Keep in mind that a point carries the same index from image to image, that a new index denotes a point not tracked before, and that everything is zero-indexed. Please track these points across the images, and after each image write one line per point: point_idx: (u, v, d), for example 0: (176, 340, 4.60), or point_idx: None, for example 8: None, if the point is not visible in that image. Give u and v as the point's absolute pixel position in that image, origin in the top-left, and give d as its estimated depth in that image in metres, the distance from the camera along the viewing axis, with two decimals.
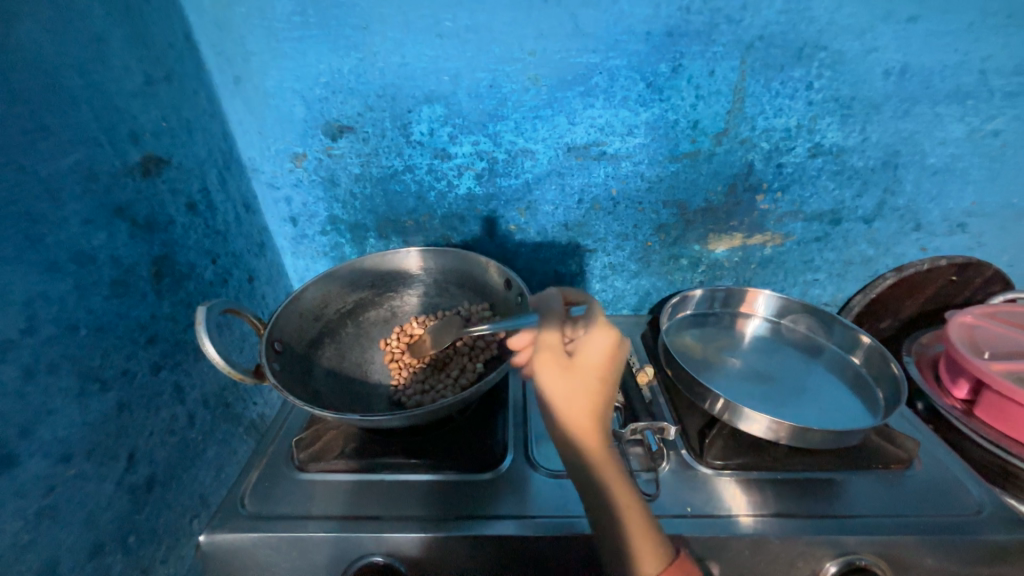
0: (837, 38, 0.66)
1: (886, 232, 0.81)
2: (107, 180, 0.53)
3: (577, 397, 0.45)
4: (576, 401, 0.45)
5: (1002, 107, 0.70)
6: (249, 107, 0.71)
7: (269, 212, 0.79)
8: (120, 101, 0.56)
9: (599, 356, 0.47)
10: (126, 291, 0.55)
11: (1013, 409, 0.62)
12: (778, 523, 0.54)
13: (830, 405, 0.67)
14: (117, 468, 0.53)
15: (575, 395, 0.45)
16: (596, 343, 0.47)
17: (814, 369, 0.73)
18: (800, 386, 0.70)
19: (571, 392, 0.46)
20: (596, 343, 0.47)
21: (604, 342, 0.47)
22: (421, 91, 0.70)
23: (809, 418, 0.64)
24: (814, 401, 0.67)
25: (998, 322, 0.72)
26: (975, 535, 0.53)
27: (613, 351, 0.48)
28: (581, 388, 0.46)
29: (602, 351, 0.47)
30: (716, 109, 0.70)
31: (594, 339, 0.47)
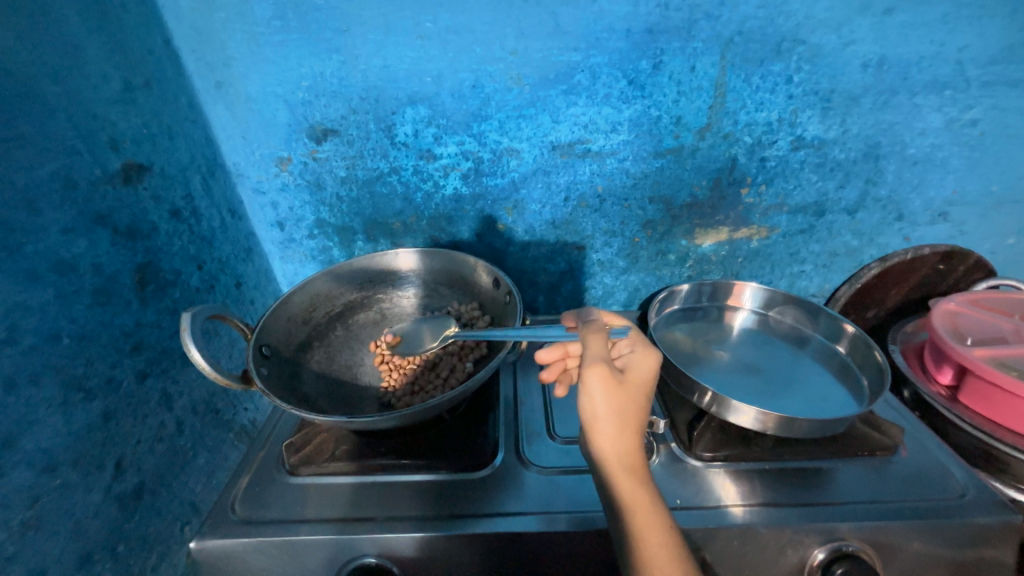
0: (815, 31, 0.66)
1: (869, 223, 0.82)
2: (88, 188, 0.53)
3: (626, 410, 0.45)
4: (626, 415, 0.45)
5: (978, 97, 0.71)
6: (231, 112, 0.71)
7: (255, 217, 0.79)
8: (98, 109, 0.56)
9: (648, 375, 0.47)
10: (109, 299, 0.54)
11: (997, 393, 0.63)
12: (766, 512, 0.55)
13: (818, 394, 0.68)
14: (104, 477, 0.53)
15: (625, 408, 0.45)
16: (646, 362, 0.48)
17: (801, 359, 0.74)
18: (788, 376, 0.70)
19: (622, 405, 0.45)
20: (644, 362, 0.48)
21: (653, 363, 0.48)
22: (405, 92, 0.70)
23: (798, 407, 0.65)
24: (802, 390, 0.68)
25: (981, 308, 0.73)
26: (960, 518, 0.53)
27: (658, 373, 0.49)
28: (630, 402, 0.46)
29: (651, 371, 0.48)
30: (698, 105, 0.71)
31: (644, 359, 0.48)
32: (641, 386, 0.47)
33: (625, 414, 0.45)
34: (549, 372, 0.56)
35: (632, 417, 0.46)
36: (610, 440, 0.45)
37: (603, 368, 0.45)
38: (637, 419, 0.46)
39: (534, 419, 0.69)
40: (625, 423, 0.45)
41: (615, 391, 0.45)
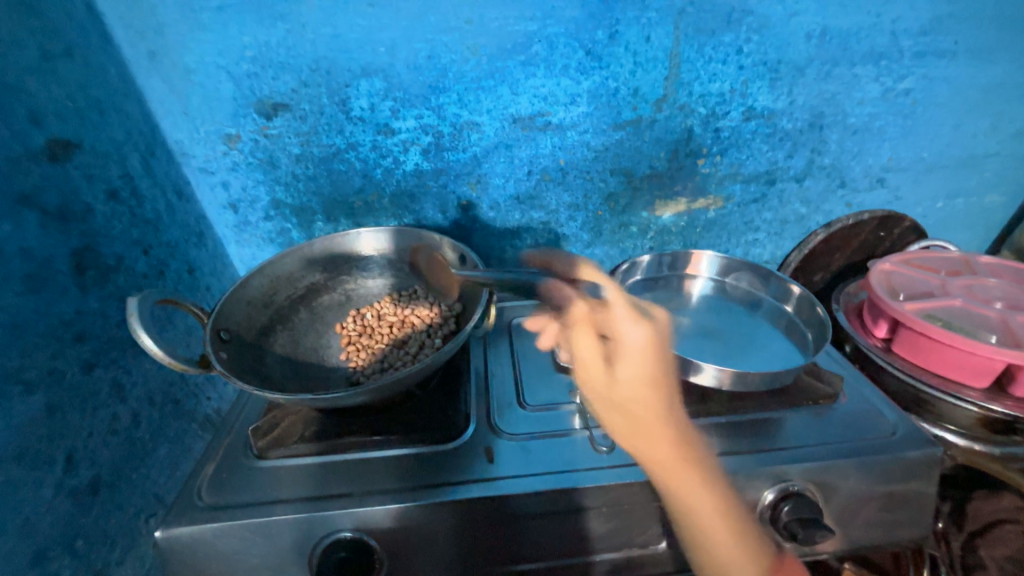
0: (762, 2, 0.68)
1: (816, 191, 0.86)
2: (8, 166, 0.49)
3: (659, 361, 0.59)
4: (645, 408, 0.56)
5: (911, 67, 0.76)
6: (169, 85, 0.67)
7: (205, 198, 0.75)
8: (13, 79, 0.51)
9: (651, 338, 0.61)
10: (43, 286, 0.51)
11: (923, 342, 0.69)
12: (721, 460, 0.59)
13: (637, 321, 0.62)
14: (55, 472, 0.50)
15: (642, 355, 0.59)
16: (634, 330, 0.60)
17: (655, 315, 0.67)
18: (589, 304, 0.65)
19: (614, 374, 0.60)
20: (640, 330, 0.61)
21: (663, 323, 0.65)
22: (358, 64, 0.67)
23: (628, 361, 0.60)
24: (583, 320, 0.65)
25: (912, 267, 0.79)
26: (891, 453, 0.59)
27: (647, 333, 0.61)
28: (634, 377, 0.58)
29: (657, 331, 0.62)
30: (654, 76, 0.72)
31: (633, 331, 0.60)
32: (645, 352, 0.59)
33: (656, 359, 0.60)
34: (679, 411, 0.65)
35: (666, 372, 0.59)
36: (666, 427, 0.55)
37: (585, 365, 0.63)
38: (658, 378, 0.58)
39: (505, 391, 0.70)
40: (649, 373, 0.59)
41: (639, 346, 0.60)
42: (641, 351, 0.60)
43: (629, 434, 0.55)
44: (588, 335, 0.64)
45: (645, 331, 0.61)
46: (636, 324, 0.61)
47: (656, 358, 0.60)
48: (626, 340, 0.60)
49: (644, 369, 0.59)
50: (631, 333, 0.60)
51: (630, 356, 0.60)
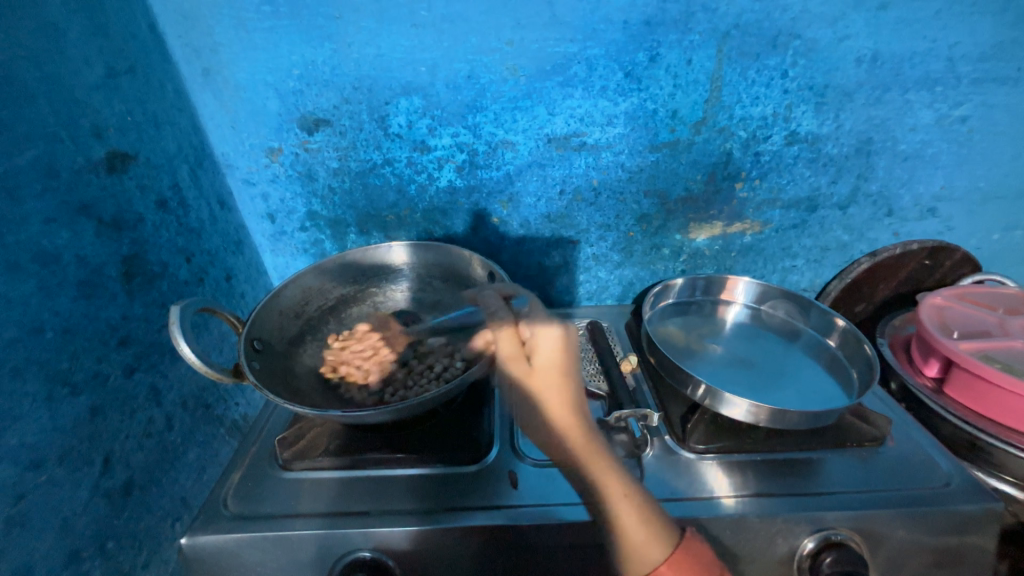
0: (811, 26, 0.66)
1: (860, 218, 0.83)
2: (70, 177, 0.51)
3: (573, 363, 0.56)
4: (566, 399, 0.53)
5: (968, 94, 0.72)
6: (219, 100, 0.69)
7: (245, 208, 0.78)
8: (80, 95, 0.54)
9: (570, 343, 0.57)
10: (95, 291, 0.53)
11: (982, 385, 0.64)
12: (756, 501, 0.56)
13: (550, 322, 0.58)
14: (92, 473, 0.52)
15: (558, 354, 0.56)
16: (547, 332, 0.57)
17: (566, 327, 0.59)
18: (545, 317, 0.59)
19: (551, 375, 0.55)
20: (547, 335, 0.56)
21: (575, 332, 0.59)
22: (399, 82, 0.68)
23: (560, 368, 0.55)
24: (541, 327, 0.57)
25: (967, 302, 0.74)
26: (945, 506, 0.55)
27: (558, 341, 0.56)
28: (556, 380, 0.54)
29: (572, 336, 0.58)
30: (694, 98, 0.71)
31: (548, 331, 0.57)
32: (561, 350, 0.56)
33: (566, 359, 0.56)
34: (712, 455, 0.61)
35: (574, 368, 0.56)
36: (558, 394, 0.54)
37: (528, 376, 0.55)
38: (567, 371, 0.55)
39: None
40: (563, 367, 0.55)
41: (555, 341, 0.56)
42: (558, 349, 0.56)
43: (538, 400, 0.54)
44: (543, 339, 0.56)
45: (560, 333, 0.57)
46: (554, 326, 0.57)
47: (572, 359, 0.57)
48: (544, 333, 0.56)
49: (560, 359, 0.56)
50: (546, 336, 0.56)
51: (545, 352, 0.56)
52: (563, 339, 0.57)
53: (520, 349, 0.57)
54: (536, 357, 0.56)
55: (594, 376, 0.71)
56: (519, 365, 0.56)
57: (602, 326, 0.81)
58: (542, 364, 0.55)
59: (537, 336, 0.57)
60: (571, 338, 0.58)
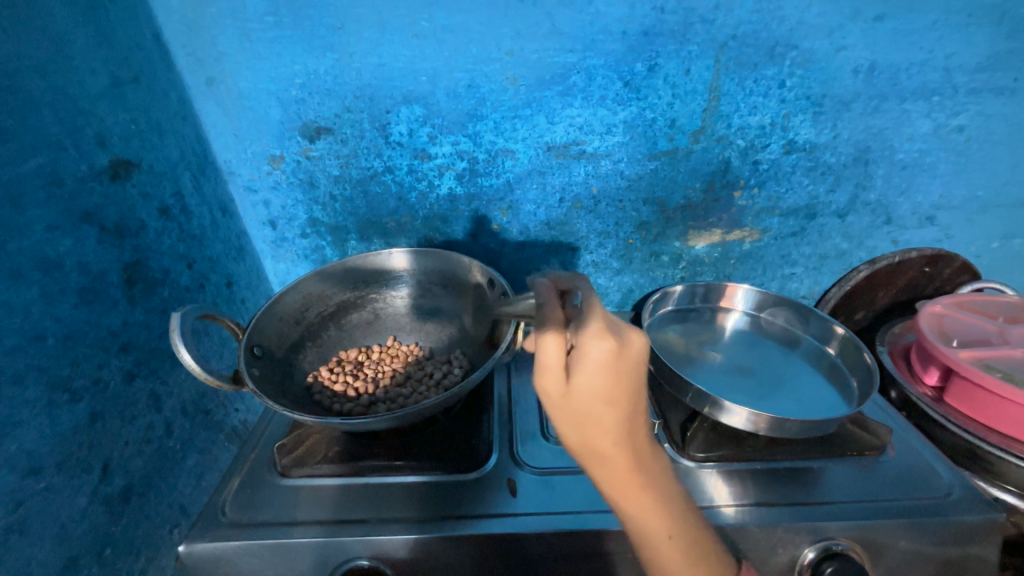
0: (808, 37, 0.67)
1: (859, 226, 0.83)
2: (74, 185, 0.52)
3: (636, 380, 0.42)
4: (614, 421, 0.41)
5: (965, 103, 0.73)
6: (222, 109, 0.70)
7: (247, 215, 0.78)
8: (85, 104, 0.55)
9: (638, 355, 0.41)
10: (96, 298, 0.53)
11: (981, 394, 0.64)
12: (756, 511, 0.55)
13: (604, 331, 0.39)
14: (91, 480, 0.52)
15: (615, 371, 0.39)
16: (598, 343, 0.39)
17: (630, 337, 0.40)
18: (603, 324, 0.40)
19: (602, 397, 0.40)
20: (604, 344, 0.39)
21: (644, 343, 0.42)
22: (400, 91, 0.69)
23: (615, 386, 0.40)
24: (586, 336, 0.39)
25: (966, 311, 0.74)
26: (945, 516, 0.55)
27: (622, 350, 0.40)
28: (605, 402, 0.40)
29: (640, 347, 0.41)
30: (692, 108, 0.71)
31: (602, 344, 0.39)
32: (621, 367, 0.39)
33: (622, 379, 0.40)
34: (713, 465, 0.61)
35: (633, 388, 0.41)
36: (608, 419, 0.41)
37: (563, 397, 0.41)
38: (621, 394, 0.40)
39: (527, 421, 0.69)
40: (616, 391, 0.40)
41: (609, 357, 0.39)
42: (618, 366, 0.40)
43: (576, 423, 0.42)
44: (593, 349, 0.39)
45: (624, 346, 0.40)
46: (610, 339, 0.39)
47: (637, 376, 0.41)
48: (595, 345, 0.39)
49: (617, 379, 0.40)
50: (596, 352, 0.39)
51: (595, 372, 0.39)
52: (625, 355, 0.40)
53: (561, 361, 0.40)
54: (580, 373, 0.39)
55: None
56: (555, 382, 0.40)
57: None
58: (596, 377, 0.39)
59: (585, 346, 0.39)
60: (637, 349, 0.41)
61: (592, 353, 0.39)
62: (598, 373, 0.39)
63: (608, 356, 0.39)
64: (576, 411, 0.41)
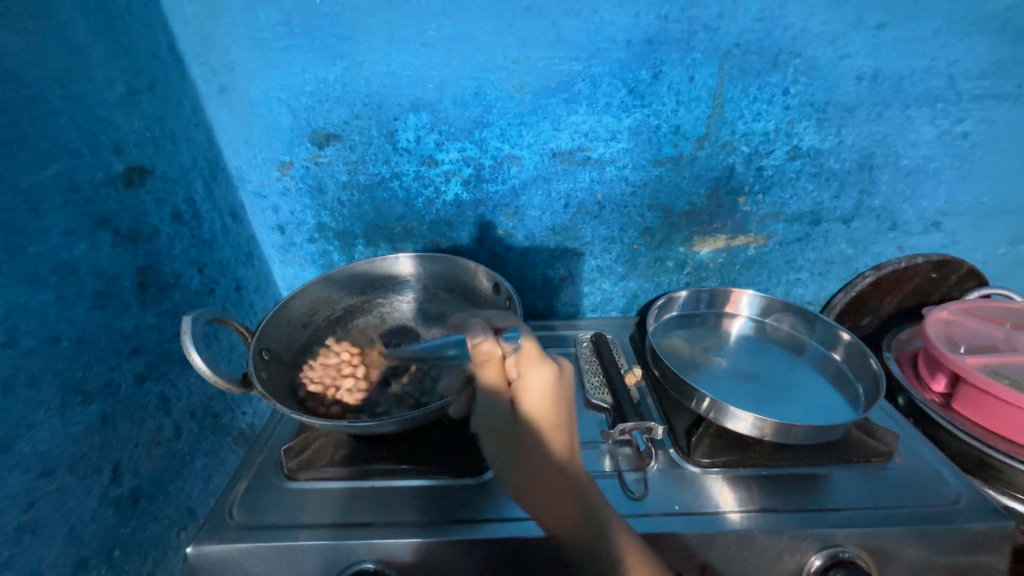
0: (811, 44, 0.68)
1: (864, 232, 0.83)
2: (90, 191, 0.53)
3: (565, 402, 0.57)
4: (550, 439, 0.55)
5: (969, 110, 0.73)
6: (234, 116, 0.71)
7: (256, 220, 0.79)
8: (102, 113, 0.56)
9: (564, 381, 0.58)
10: (110, 302, 0.54)
11: (990, 401, 0.63)
12: (762, 517, 0.55)
13: (536, 361, 0.56)
14: (101, 481, 0.52)
15: (546, 394, 0.56)
16: (533, 373, 0.56)
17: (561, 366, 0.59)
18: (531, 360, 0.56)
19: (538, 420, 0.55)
20: (536, 374, 0.56)
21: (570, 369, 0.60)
22: (408, 99, 0.70)
23: (546, 409, 0.56)
24: (527, 368, 0.56)
25: (974, 317, 0.74)
26: (954, 524, 0.54)
27: (547, 377, 0.56)
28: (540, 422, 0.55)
29: (567, 374, 0.59)
30: (696, 115, 0.72)
31: (536, 374, 0.56)
32: (551, 391, 0.56)
33: (557, 402, 0.56)
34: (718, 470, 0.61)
35: (564, 409, 0.57)
36: (550, 437, 0.55)
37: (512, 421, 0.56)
38: (553, 412, 0.56)
39: None
40: (548, 410, 0.56)
41: (544, 386, 0.55)
42: (546, 392, 0.56)
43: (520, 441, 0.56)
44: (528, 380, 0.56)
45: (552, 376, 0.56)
46: (546, 371, 0.56)
47: (564, 399, 0.57)
48: (533, 377, 0.56)
49: (548, 404, 0.56)
50: (534, 383, 0.55)
51: (532, 397, 0.56)
52: (555, 382, 0.57)
53: (508, 389, 0.57)
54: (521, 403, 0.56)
55: (598, 389, 0.72)
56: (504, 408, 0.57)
57: (606, 338, 0.81)
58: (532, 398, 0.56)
59: (523, 380, 0.56)
60: (564, 376, 0.58)
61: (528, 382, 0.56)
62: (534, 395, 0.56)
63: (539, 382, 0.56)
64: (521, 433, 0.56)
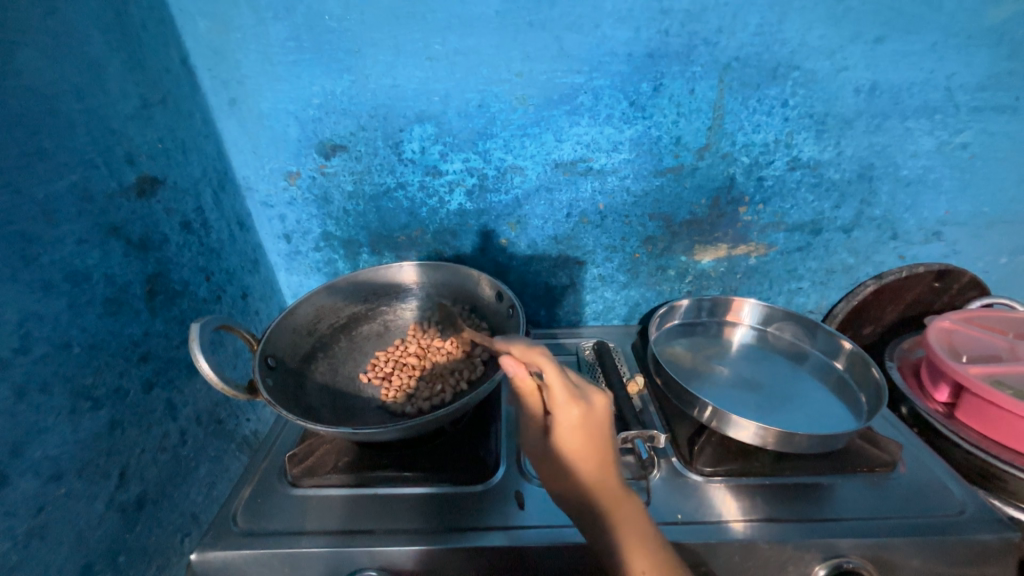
0: (809, 58, 0.69)
1: (865, 241, 0.84)
2: (103, 201, 0.54)
3: (604, 436, 0.49)
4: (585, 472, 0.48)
5: (967, 122, 0.74)
6: (243, 127, 0.73)
7: (263, 229, 0.81)
8: (117, 125, 0.57)
9: (599, 415, 0.49)
10: (120, 309, 0.55)
11: (993, 410, 0.63)
12: (765, 526, 0.55)
13: (572, 397, 0.48)
14: (108, 486, 0.53)
15: (584, 429, 0.48)
16: (568, 409, 0.48)
17: (593, 399, 0.49)
18: (567, 395, 0.48)
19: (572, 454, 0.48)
20: (570, 409, 0.48)
21: (604, 401, 0.50)
22: (413, 111, 0.72)
23: (582, 445, 0.48)
24: (560, 403, 0.48)
25: (976, 326, 0.74)
26: (958, 535, 0.54)
27: (586, 411, 0.48)
28: (576, 455, 0.48)
29: (601, 407, 0.49)
30: (697, 126, 0.73)
31: (570, 409, 0.48)
32: (582, 429, 0.48)
33: (593, 437, 0.48)
34: (722, 481, 0.60)
35: (603, 443, 0.49)
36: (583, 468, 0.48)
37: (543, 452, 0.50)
38: (594, 447, 0.48)
39: None
40: (585, 445, 0.48)
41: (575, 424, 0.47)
42: (577, 431, 0.48)
43: (553, 477, 0.50)
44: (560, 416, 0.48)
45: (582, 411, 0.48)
46: (575, 407, 0.47)
47: (601, 434, 0.49)
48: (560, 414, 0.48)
49: (580, 442, 0.48)
50: (566, 419, 0.48)
51: (565, 434, 0.48)
52: (589, 418, 0.48)
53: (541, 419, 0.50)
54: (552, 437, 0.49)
55: None
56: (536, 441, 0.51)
57: (609, 346, 0.81)
58: (568, 432, 0.48)
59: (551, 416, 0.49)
60: (600, 409, 0.49)
61: (563, 418, 0.48)
62: (570, 429, 0.48)
63: (574, 418, 0.48)
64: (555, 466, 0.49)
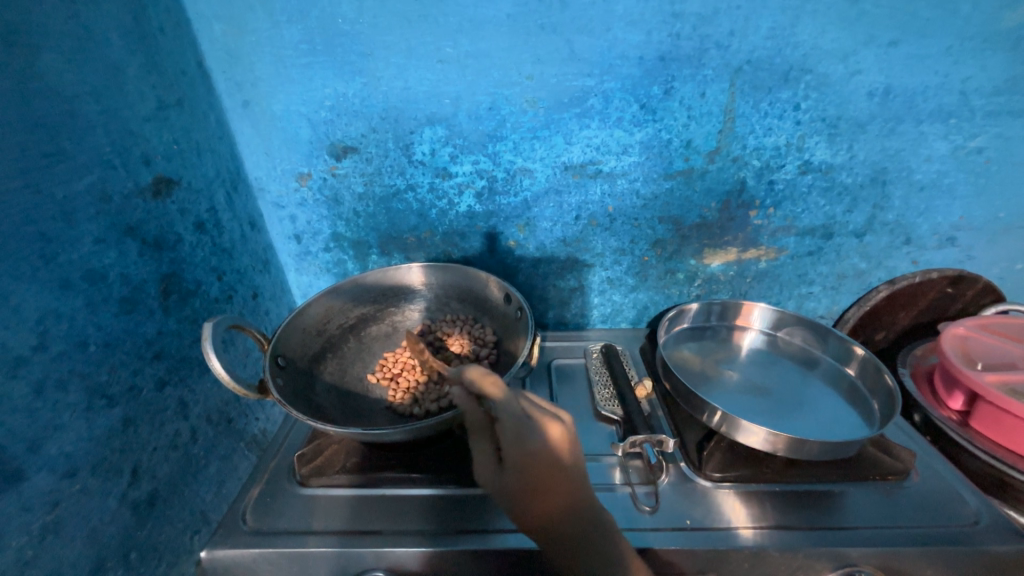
0: (821, 61, 0.69)
1: (877, 246, 0.83)
2: (120, 201, 0.55)
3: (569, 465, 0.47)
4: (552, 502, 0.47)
5: (983, 126, 0.73)
6: (256, 129, 0.74)
7: (274, 230, 0.82)
8: (134, 127, 0.58)
9: (560, 444, 0.47)
10: (135, 308, 0.56)
11: (1009, 420, 0.62)
12: (775, 534, 0.54)
13: (528, 429, 0.46)
14: (121, 483, 0.53)
15: (544, 461, 0.46)
16: (527, 442, 0.46)
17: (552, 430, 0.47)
18: (520, 430, 0.46)
19: (535, 487, 0.46)
20: (528, 442, 0.46)
21: (563, 429, 0.48)
22: (423, 113, 0.72)
23: (546, 477, 0.46)
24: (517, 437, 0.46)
25: (990, 333, 0.73)
26: (973, 546, 0.53)
27: (545, 442, 0.46)
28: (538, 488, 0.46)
29: (560, 436, 0.47)
30: (707, 129, 0.73)
31: (528, 443, 0.46)
32: (539, 465, 0.46)
33: (556, 469, 0.46)
34: (731, 488, 0.60)
35: (569, 473, 0.47)
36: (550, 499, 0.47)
37: (500, 487, 0.47)
38: (560, 478, 0.47)
39: None
40: (548, 477, 0.46)
41: (532, 458, 0.46)
42: (531, 466, 0.46)
43: (516, 510, 0.47)
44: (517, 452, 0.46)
45: (540, 442, 0.46)
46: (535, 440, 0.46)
47: (564, 467, 0.47)
48: (511, 449, 0.46)
49: (544, 475, 0.46)
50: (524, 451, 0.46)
51: (525, 468, 0.46)
52: (548, 449, 0.46)
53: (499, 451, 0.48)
54: (507, 475, 0.47)
55: (609, 401, 0.71)
56: (491, 477, 0.48)
57: (617, 349, 0.81)
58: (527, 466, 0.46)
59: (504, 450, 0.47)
60: (559, 439, 0.47)
61: (519, 452, 0.46)
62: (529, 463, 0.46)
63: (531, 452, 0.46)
64: (515, 501, 0.47)
